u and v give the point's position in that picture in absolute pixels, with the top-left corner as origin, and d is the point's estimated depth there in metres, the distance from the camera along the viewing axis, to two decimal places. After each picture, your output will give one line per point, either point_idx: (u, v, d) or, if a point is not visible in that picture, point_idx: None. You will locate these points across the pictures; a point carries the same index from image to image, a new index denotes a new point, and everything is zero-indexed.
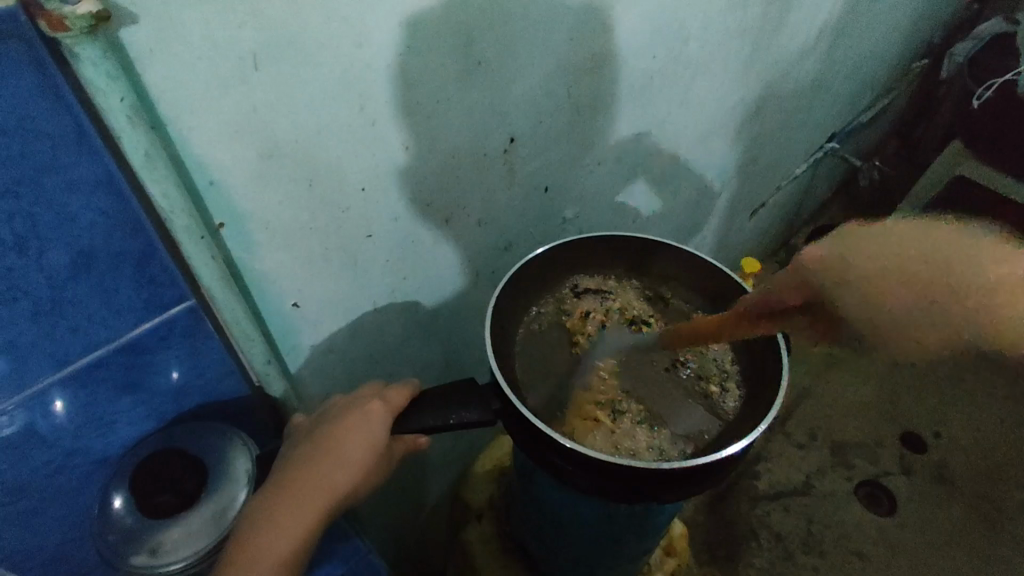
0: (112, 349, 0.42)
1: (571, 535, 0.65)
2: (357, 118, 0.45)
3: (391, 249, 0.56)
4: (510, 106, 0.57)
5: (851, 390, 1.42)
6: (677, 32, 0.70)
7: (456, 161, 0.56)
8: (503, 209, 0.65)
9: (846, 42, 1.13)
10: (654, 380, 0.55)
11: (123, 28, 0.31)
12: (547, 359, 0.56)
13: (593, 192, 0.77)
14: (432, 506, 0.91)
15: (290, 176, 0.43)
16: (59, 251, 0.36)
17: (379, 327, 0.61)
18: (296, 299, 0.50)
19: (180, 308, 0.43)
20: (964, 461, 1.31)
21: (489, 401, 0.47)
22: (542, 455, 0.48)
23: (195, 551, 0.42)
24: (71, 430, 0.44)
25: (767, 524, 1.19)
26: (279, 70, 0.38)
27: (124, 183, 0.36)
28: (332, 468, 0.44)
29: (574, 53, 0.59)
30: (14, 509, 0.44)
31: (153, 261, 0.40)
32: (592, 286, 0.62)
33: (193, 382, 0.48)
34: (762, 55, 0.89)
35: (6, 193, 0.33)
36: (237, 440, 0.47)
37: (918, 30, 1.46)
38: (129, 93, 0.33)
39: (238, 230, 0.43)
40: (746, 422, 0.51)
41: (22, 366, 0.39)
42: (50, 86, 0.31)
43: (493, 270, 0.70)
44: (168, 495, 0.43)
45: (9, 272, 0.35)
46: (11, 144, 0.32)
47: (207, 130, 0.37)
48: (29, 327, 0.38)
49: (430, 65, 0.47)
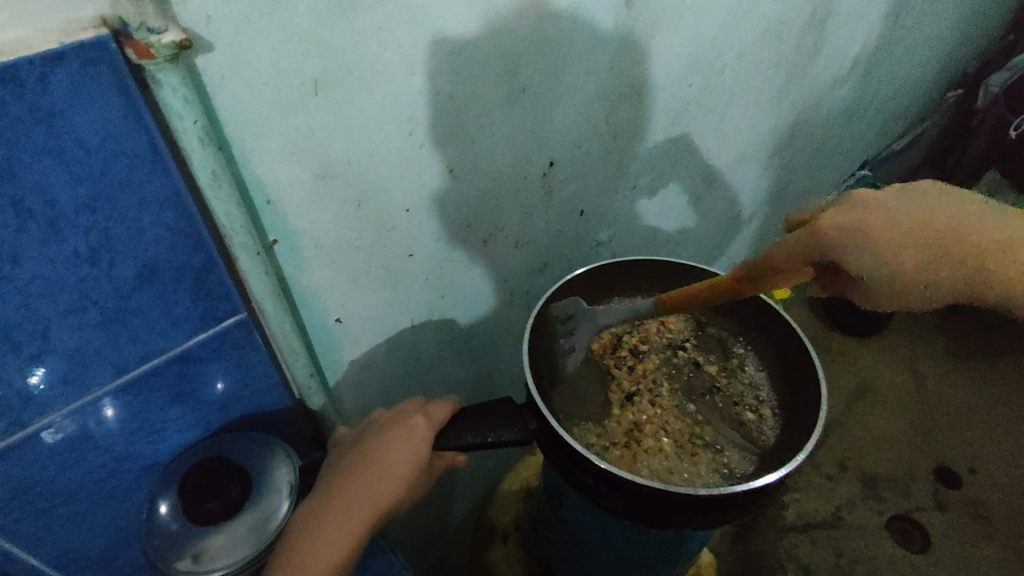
0: (168, 358, 0.44)
1: (599, 560, 0.65)
2: (406, 142, 0.47)
3: (431, 269, 0.57)
4: (553, 131, 0.58)
5: (883, 422, 1.39)
6: (714, 61, 0.71)
7: (497, 183, 0.57)
8: (540, 232, 0.66)
9: (881, 71, 1.13)
10: (694, 403, 0.55)
11: (200, 56, 0.33)
12: (582, 380, 0.57)
13: (628, 215, 0.78)
14: (456, 524, 0.91)
15: (341, 196, 0.45)
16: (128, 263, 0.38)
17: (416, 344, 0.62)
18: (340, 315, 0.52)
19: (232, 320, 0.45)
20: (1001, 499, 1.27)
21: (526, 420, 0.48)
22: (578, 476, 0.48)
23: (237, 559, 0.43)
24: (123, 436, 0.45)
25: (794, 557, 1.17)
26: (337, 95, 0.40)
27: (191, 202, 0.38)
28: (376, 479, 0.45)
29: (614, 81, 0.61)
30: (65, 512, 0.46)
31: (211, 275, 0.42)
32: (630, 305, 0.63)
33: (239, 393, 0.49)
34: (798, 82, 0.90)
35: (85, 209, 0.35)
36: (279, 450, 0.49)
37: (954, 59, 1.45)
38: (201, 117, 0.35)
39: (290, 248, 0.45)
40: (785, 451, 0.51)
41: (85, 371, 0.40)
42: (131, 108, 0.33)
43: (527, 291, 0.71)
44: (213, 503, 0.44)
45: (81, 282, 0.37)
46: (95, 163, 0.33)
47: (267, 152, 0.39)
48: (95, 335, 0.39)
49: (476, 91, 0.49)
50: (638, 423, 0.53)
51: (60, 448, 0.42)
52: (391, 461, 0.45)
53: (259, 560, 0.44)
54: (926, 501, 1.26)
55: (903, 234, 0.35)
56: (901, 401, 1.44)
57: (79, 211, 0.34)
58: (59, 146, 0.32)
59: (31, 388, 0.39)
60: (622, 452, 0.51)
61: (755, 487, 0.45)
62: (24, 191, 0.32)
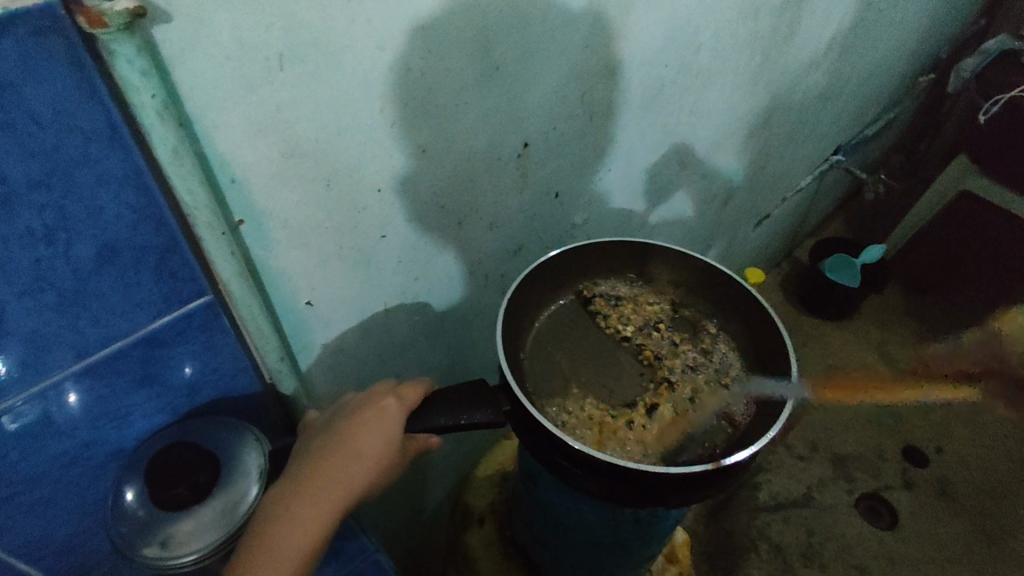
0: (132, 341, 0.43)
1: (574, 540, 0.65)
2: (377, 120, 0.46)
3: (404, 250, 0.57)
4: (527, 111, 0.58)
5: (853, 403, 1.42)
6: (689, 43, 0.71)
7: (471, 164, 0.56)
8: (514, 213, 0.66)
9: (853, 56, 1.14)
10: (669, 383, 0.56)
11: (157, 27, 0.32)
12: (554, 362, 0.57)
13: (603, 198, 0.78)
14: (433, 508, 0.91)
15: (309, 175, 0.44)
16: (86, 243, 0.37)
17: (389, 327, 0.62)
18: (310, 297, 0.51)
19: (199, 302, 0.44)
20: (964, 476, 1.31)
21: (500, 402, 0.48)
22: (550, 456, 0.48)
23: (206, 545, 0.43)
24: (87, 422, 0.44)
25: (767, 535, 1.19)
26: (303, 71, 0.39)
27: (152, 178, 0.37)
28: (348, 461, 0.44)
29: (588, 61, 0.60)
30: (28, 500, 0.45)
31: (174, 256, 0.41)
32: (606, 288, 0.63)
33: (207, 377, 0.48)
34: (771, 65, 0.90)
35: (38, 185, 0.33)
36: (249, 435, 0.48)
37: (925, 45, 1.47)
38: (159, 91, 0.33)
39: (256, 228, 0.44)
40: (756, 429, 0.51)
41: (45, 355, 0.39)
42: (85, 80, 0.32)
43: (502, 274, 0.71)
44: (180, 489, 0.43)
45: (37, 263, 0.36)
46: (48, 138, 0.32)
47: (231, 129, 0.38)
48: (53, 318, 0.38)
49: (448, 70, 0.48)
50: (610, 406, 0.53)
51: (20, 433, 0.41)
52: (362, 441, 0.45)
53: (228, 545, 0.43)
54: (893, 479, 1.29)
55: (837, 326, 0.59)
56: (871, 382, 1.47)
57: (32, 188, 0.33)
58: (8, 120, 0.31)
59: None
60: (592, 434, 0.51)
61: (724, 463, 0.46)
62: None
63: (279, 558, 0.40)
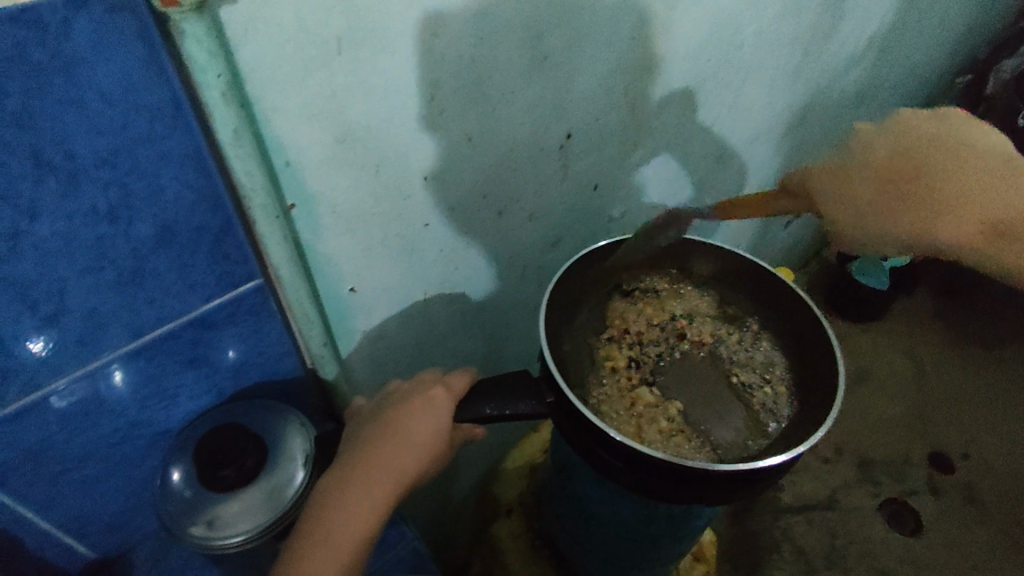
0: (184, 322, 0.44)
1: (605, 535, 0.65)
2: (427, 108, 0.45)
3: (446, 240, 0.56)
4: (572, 101, 0.57)
5: (880, 407, 1.40)
6: (733, 35, 0.69)
7: (514, 154, 0.56)
8: (555, 204, 0.65)
9: (893, 55, 1.12)
10: (712, 379, 0.55)
11: (223, 8, 0.32)
12: (593, 355, 0.56)
13: (640, 191, 0.77)
14: (461, 499, 0.92)
15: (360, 161, 0.44)
16: (146, 222, 0.38)
17: (428, 317, 0.62)
18: (354, 284, 0.51)
19: (249, 285, 0.45)
20: (992, 483, 1.29)
21: (543, 393, 0.48)
22: (594, 449, 0.48)
23: (252, 527, 0.44)
24: (137, 401, 0.45)
25: (789, 537, 1.18)
26: (360, 56, 0.39)
27: (211, 157, 0.37)
28: (399, 453, 0.44)
29: (635, 52, 0.59)
30: (80, 476, 0.46)
31: (229, 237, 0.41)
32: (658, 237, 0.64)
33: (251, 360, 0.49)
34: (813, 62, 0.88)
35: (103, 163, 0.34)
36: (294, 419, 0.48)
37: (964, 44, 1.43)
38: (226, 71, 0.34)
39: (307, 214, 0.43)
40: (802, 429, 0.50)
41: (101, 332, 0.40)
42: (154, 59, 0.32)
43: (539, 266, 0.71)
44: (229, 470, 0.44)
45: (99, 240, 0.36)
46: (115, 115, 0.33)
47: (290, 112, 0.37)
48: (112, 296, 0.39)
49: (500, 58, 0.47)
50: (653, 400, 0.52)
51: (73, 410, 0.42)
52: (415, 431, 0.45)
53: (275, 526, 0.45)
54: (919, 484, 1.28)
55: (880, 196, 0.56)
56: (899, 386, 1.45)
57: (98, 165, 0.34)
58: (79, 96, 0.31)
59: (35, 355, 0.38)
60: (634, 427, 0.50)
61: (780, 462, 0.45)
62: (43, 142, 0.32)
63: (329, 547, 0.41)
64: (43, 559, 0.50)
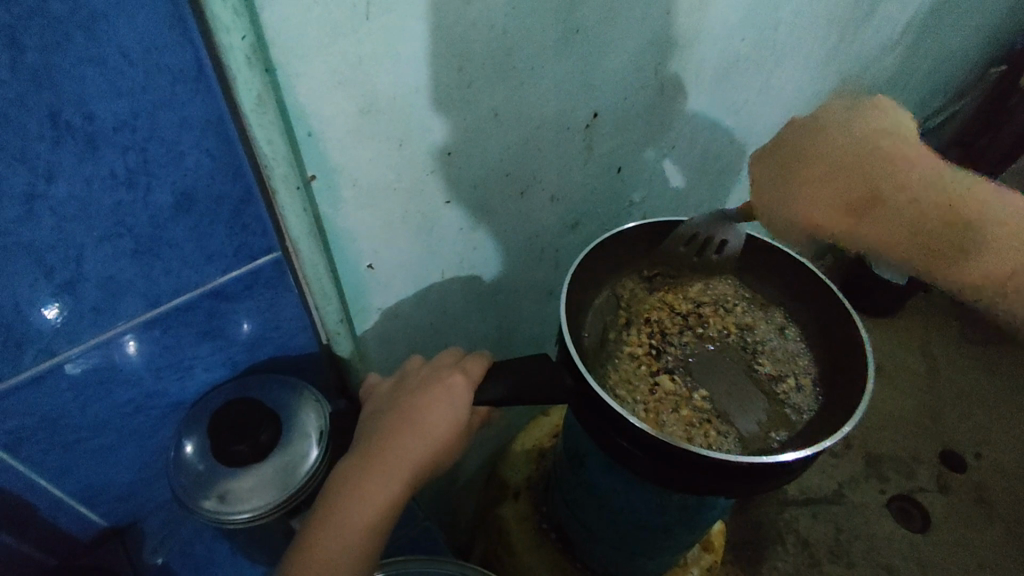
0: (201, 293, 0.43)
1: (615, 522, 0.64)
2: (454, 80, 0.44)
3: (466, 218, 0.55)
4: (601, 79, 0.55)
5: (891, 403, 1.39)
6: (769, 17, 0.67)
7: (540, 132, 0.54)
8: (577, 185, 0.64)
9: (926, 43, 1.08)
10: (735, 369, 0.54)
11: None
12: (612, 341, 0.55)
13: (662, 176, 0.75)
14: (467, 480, 0.92)
15: (384, 132, 0.42)
16: (164, 189, 0.37)
17: (443, 297, 0.61)
18: (372, 261, 0.50)
19: (267, 258, 0.44)
20: (1004, 484, 1.28)
21: (562, 376, 0.46)
22: (613, 439, 0.47)
23: (264, 504, 0.43)
24: (152, 371, 0.45)
25: (795, 529, 1.18)
26: (388, 20, 0.37)
27: (232, 125, 0.37)
28: (419, 438, 0.43)
29: (668, 30, 0.57)
30: (93, 445, 0.46)
31: (249, 208, 0.41)
32: (704, 229, 0.58)
33: (266, 334, 0.49)
34: (845, 48, 0.86)
35: (124, 126, 0.33)
36: (309, 395, 0.48)
37: (998, 35, 1.39)
38: (250, 32, 0.32)
39: (327, 186, 0.42)
40: (826, 424, 0.49)
41: (118, 300, 0.40)
42: (178, 17, 0.31)
43: (557, 249, 0.69)
44: (243, 446, 0.44)
45: (118, 206, 0.36)
46: (137, 76, 0.32)
47: (314, 79, 0.36)
48: (130, 264, 0.38)
49: (531, 29, 0.45)
50: (674, 389, 0.51)
51: (87, 379, 0.42)
52: (432, 415, 0.44)
53: (288, 505, 0.44)
54: (927, 482, 1.27)
55: (823, 176, 0.89)
56: (911, 383, 1.44)
57: (118, 128, 0.33)
58: (99, 53, 0.30)
59: (48, 324, 0.38)
60: (653, 415, 0.49)
61: (812, 455, 0.43)
62: (61, 101, 0.30)
63: (344, 533, 0.40)
64: (54, 527, 0.50)
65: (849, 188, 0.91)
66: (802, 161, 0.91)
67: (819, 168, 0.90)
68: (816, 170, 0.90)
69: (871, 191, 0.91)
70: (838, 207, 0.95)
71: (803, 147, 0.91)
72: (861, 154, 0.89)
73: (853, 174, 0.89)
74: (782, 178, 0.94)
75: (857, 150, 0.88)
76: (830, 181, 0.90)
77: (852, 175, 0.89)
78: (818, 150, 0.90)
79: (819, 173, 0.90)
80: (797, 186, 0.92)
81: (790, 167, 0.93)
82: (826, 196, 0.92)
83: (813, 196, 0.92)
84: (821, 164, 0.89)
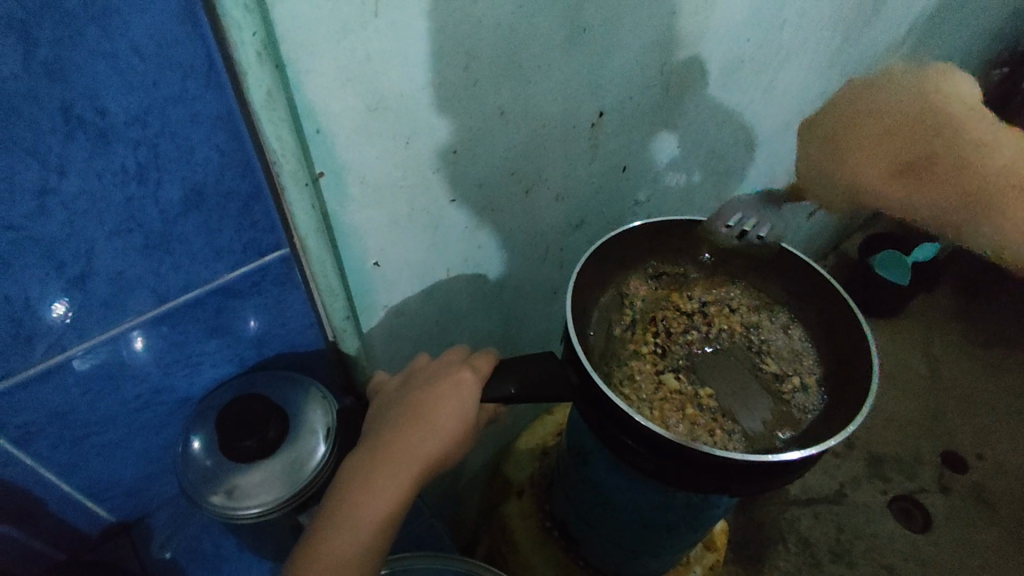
0: (210, 289, 0.43)
1: (619, 520, 0.64)
2: (461, 79, 0.44)
3: (472, 216, 0.55)
4: (607, 78, 0.55)
5: (893, 404, 1.39)
6: (775, 17, 0.67)
7: (546, 131, 0.54)
8: (582, 184, 0.64)
9: (932, 42, 1.08)
10: (740, 369, 0.54)
11: None
12: (617, 339, 0.55)
13: (668, 175, 0.75)
14: (470, 478, 0.92)
15: (391, 130, 0.42)
16: (175, 185, 0.37)
17: (449, 295, 0.61)
18: (379, 258, 0.50)
19: (275, 255, 0.44)
20: (1006, 485, 1.27)
21: (568, 374, 0.47)
22: (618, 437, 0.47)
23: (271, 499, 0.44)
24: (160, 367, 0.45)
25: (797, 529, 1.18)
26: (397, 19, 0.37)
27: (242, 122, 0.37)
28: (426, 435, 0.43)
29: (674, 29, 0.57)
30: (101, 440, 0.46)
31: (257, 205, 0.41)
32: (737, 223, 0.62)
33: (273, 330, 0.49)
34: (851, 47, 0.85)
35: (135, 122, 0.33)
36: (315, 392, 0.48)
37: (1003, 35, 1.39)
38: (260, 29, 0.32)
39: (335, 184, 0.42)
40: (830, 424, 0.49)
41: (127, 295, 0.40)
42: (189, 13, 0.31)
43: (562, 248, 0.69)
44: (251, 441, 0.44)
45: (128, 202, 0.36)
46: (149, 72, 0.32)
47: (323, 76, 0.36)
48: (139, 260, 0.39)
49: (539, 28, 0.46)
50: (679, 388, 0.51)
51: (96, 373, 0.42)
52: (439, 412, 0.44)
53: (295, 500, 0.44)
54: (929, 483, 1.27)
55: (869, 124, 0.92)
56: (913, 384, 1.44)
57: (129, 124, 0.33)
58: (112, 49, 0.30)
59: (58, 319, 0.38)
60: (658, 414, 0.49)
61: (816, 454, 0.43)
62: (74, 97, 0.31)
63: (351, 529, 0.40)
64: (61, 522, 0.50)
65: (899, 150, 0.94)
66: (862, 118, 0.93)
67: (871, 122, 0.92)
68: (863, 123, 0.92)
69: (918, 145, 0.94)
70: (881, 166, 0.97)
71: (858, 109, 0.93)
72: (908, 110, 0.92)
73: (893, 132, 0.92)
74: (835, 137, 0.96)
75: (904, 110, 0.92)
76: (878, 131, 0.92)
77: (905, 136, 0.93)
78: (872, 108, 0.93)
79: (871, 128, 0.92)
80: (847, 137, 0.95)
81: (846, 129, 0.95)
82: (881, 139, 0.93)
83: (916, 155, 0.96)
84: (871, 119, 0.92)
